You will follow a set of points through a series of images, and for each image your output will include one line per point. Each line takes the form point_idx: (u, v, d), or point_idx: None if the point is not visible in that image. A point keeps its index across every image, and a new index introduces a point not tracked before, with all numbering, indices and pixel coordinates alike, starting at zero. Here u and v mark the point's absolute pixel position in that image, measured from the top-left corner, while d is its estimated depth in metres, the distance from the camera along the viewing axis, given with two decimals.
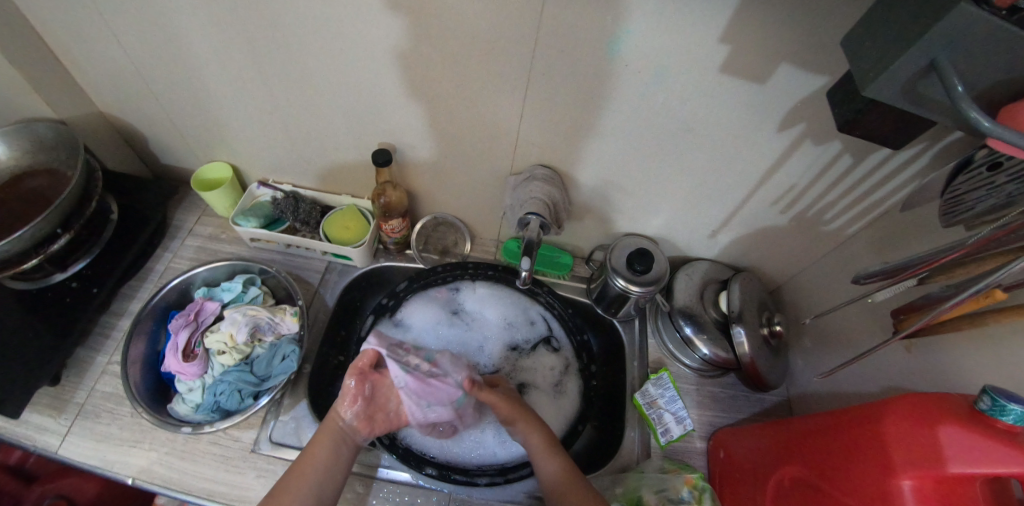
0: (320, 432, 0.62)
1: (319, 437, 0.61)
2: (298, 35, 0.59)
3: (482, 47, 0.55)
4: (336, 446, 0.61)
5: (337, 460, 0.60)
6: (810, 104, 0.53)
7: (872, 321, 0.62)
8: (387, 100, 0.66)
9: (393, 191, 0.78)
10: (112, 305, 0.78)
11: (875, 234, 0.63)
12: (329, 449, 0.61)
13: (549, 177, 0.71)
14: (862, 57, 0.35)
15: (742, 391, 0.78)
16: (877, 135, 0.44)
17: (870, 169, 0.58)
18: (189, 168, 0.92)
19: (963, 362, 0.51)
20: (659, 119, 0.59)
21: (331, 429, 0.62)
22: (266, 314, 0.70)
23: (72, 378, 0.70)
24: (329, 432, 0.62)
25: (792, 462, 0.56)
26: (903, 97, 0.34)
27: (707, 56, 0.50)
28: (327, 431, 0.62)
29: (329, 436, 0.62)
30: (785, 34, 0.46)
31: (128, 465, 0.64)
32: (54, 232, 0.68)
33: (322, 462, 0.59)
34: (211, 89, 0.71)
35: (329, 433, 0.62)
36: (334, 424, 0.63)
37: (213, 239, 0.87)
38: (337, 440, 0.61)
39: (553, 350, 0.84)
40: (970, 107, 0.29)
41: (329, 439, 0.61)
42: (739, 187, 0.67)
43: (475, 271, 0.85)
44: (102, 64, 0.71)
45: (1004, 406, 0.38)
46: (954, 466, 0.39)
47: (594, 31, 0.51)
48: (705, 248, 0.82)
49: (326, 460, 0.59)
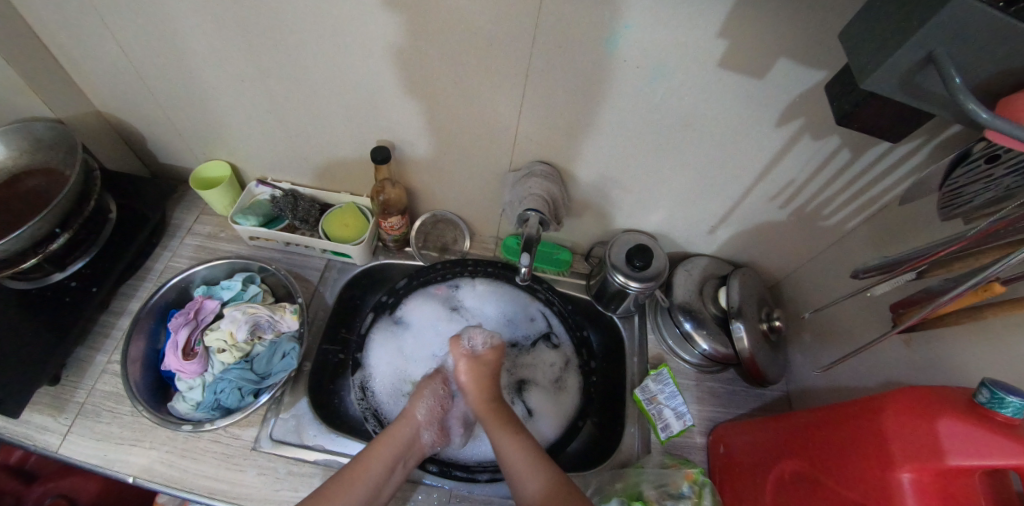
0: (385, 438, 0.60)
1: (381, 445, 0.60)
2: (296, 32, 0.59)
3: (481, 43, 0.55)
4: (394, 459, 0.59)
5: (391, 474, 0.58)
6: (809, 99, 0.53)
7: (872, 315, 0.62)
8: (385, 97, 0.66)
9: (392, 189, 0.78)
10: (111, 304, 0.78)
11: (873, 229, 0.64)
12: (389, 461, 0.58)
13: (548, 173, 0.71)
14: (860, 50, 0.35)
15: (742, 386, 0.78)
16: (876, 128, 0.44)
17: (868, 164, 0.58)
18: (187, 167, 0.92)
19: (961, 356, 0.51)
20: (657, 114, 0.59)
21: (399, 437, 0.61)
22: (266, 312, 0.70)
23: (72, 378, 0.70)
24: (393, 441, 0.60)
25: (792, 456, 0.56)
26: (900, 89, 0.34)
27: (705, 50, 0.50)
28: (392, 440, 0.60)
29: (392, 446, 0.60)
30: (783, 28, 0.46)
31: (129, 464, 0.64)
32: (53, 231, 0.68)
33: (380, 471, 0.57)
34: (209, 87, 0.71)
35: (395, 441, 0.60)
36: (407, 431, 0.62)
37: (213, 238, 0.87)
38: (399, 452, 0.60)
39: (552, 346, 0.84)
40: (968, 98, 0.29)
41: (391, 448, 0.59)
42: (738, 182, 0.67)
43: (474, 268, 0.85)
44: (98, 62, 0.70)
45: (1002, 399, 0.38)
46: (954, 458, 0.39)
47: (592, 25, 0.50)
48: (704, 243, 0.82)
49: (383, 473, 0.57)
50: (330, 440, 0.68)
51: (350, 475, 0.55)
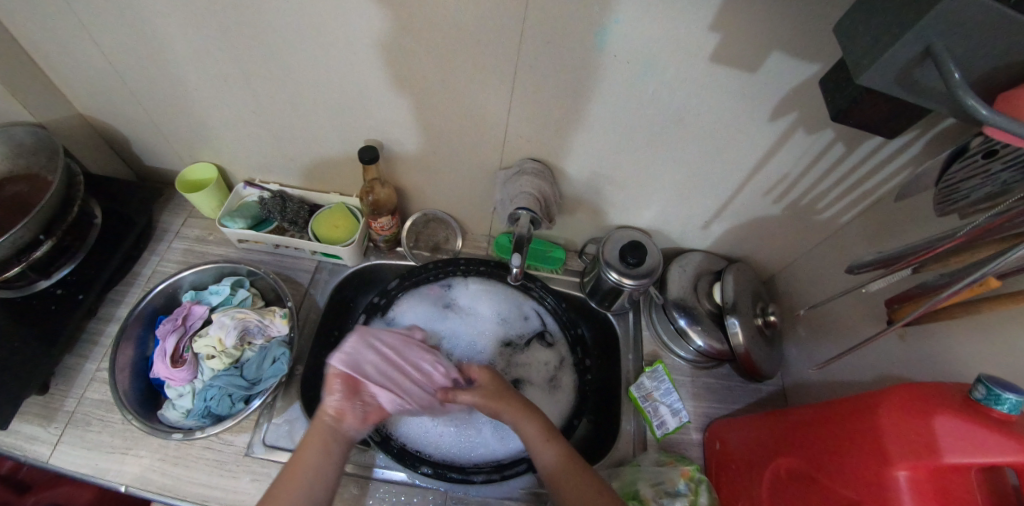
0: (311, 431, 0.56)
1: (309, 438, 0.55)
2: (279, 32, 0.57)
3: (467, 39, 0.54)
4: (325, 446, 0.55)
5: (328, 460, 0.54)
6: (803, 93, 0.52)
7: (867, 310, 0.62)
8: (372, 96, 0.64)
9: (381, 189, 0.76)
10: (99, 311, 0.77)
11: (868, 223, 0.63)
12: (320, 447, 0.55)
13: (539, 170, 0.70)
14: (855, 44, 0.34)
15: (737, 381, 0.78)
16: (872, 123, 0.43)
17: (863, 157, 0.57)
18: (174, 170, 0.90)
19: (955, 350, 0.50)
20: (649, 110, 0.58)
21: (322, 431, 0.56)
22: (255, 317, 0.69)
23: (61, 387, 0.69)
24: (319, 431, 0.56)
25: (789, 453, 0.55)
26: (897, 85, 0.33)
27: (697, 44, 0.49)
28: (318, 430, 0.56)
29: (319, 435, 0.55)
30: (776, 20, 0.45)
31: (121, 472, 0.63)
32: (37, 238, 0.67)
33: (313, 458, 0.54)
34: (192, 89, 0.69)
35: (319, 433, 0.56)
36: (326, 421, 0.57)
37: (201, 241, 0.86)
38: (327, 437, 0.56)
39: (547, 345, 0.84)
40: (967, 94, 0.28)
41: (318, 440, 0.55)
42: (732, 177, 0.66)
43: (467, 268, 0.83)
44: (75, 63, 0.68)
45: (998, 395, 0.38)
46: (950, 456, 0.39)
47: (582, 19, 0.49)
48: (698, 239, 0.81)
49: (318, 458, 0.54)
50: None
51: (284, 479, 0.52)
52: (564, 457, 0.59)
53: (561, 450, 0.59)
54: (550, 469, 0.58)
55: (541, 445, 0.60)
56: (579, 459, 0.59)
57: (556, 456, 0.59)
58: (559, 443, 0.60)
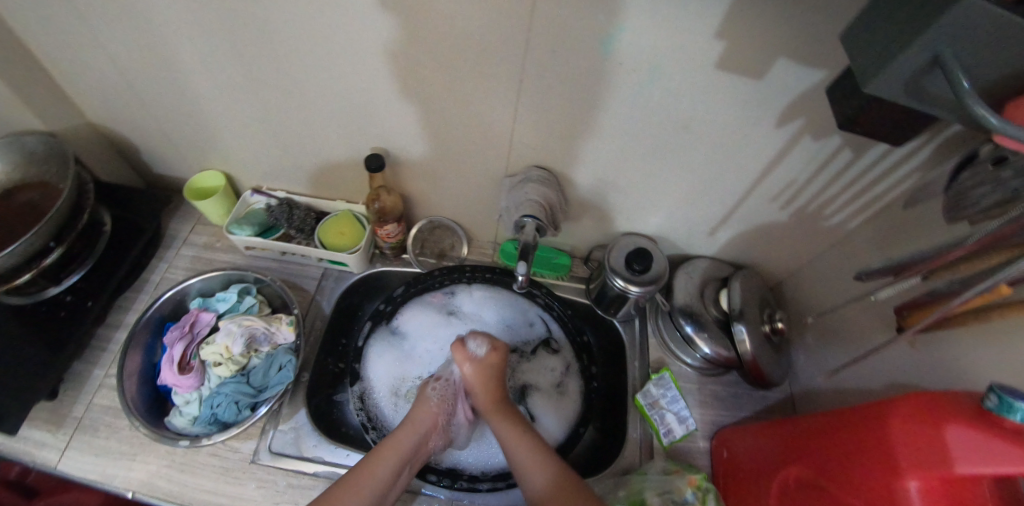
0: (391, 444, 0.60)
1: (386, 451, 0.60)
2: (288, 43, 0.58)
3: (472, 48, 0.54)
4: (399, 466, 0.59)
5: (394, 482, 0.58)
6: (809, 99, 0.52)
7: (875, 317, 0.61)
8: (378, 105, 0.65)
9: (387, 196, 0.77)
10: (108, 317, 0.77)
11: (875, 229, 0.63)
12: (403, 456, 0.60)
13: (544, 179, 0.70)
14: (863, 52, 0.34)
15: (745, 388, 0.77)
16: (878, 131, 0.43)
17: (870, 163, 0.57)
18: (182, 178, 0.91)
19: (966, 357, 0.50)
20: (654, 118, 0.58)
21: (403, 446, 0.61)
22: (262, 324, 0.70)
23: (69, 392, 0.70)
24: (410, 435, 0.62)
25: (799, 462, 0.55)
26: (904, 93, 0.33)
27: (702, 52, 0.49)
28: (397, 446, 0.60)
29: (398, 452, 0.60)
30: (780, 27, 0.45)
31: (128, 478, 0.63)
32: (46, 246, 0.68)
33: (394, 462, 0.59)
34: (201, 98, 0.70)
35: (411, 432, 0.62)
36: (409, 440, 0.61)
37: (208, 248, 0.87)
38: (409, 455, 0.61)
39: (553, 351, 0.83)
40: (976, 103, 0.27)
41: (396, 456, 0.59)
42: (738, 183, 0.66)
43: (472, 274, 0.84)
44: (89, 74, 0.69)
45: (1011, 405, 0.37)
46: (961, 466, 0.38)
47: (587, 28, 0.49)
48: (704, 245, 0.81)
49: (392, 472, 0.58)
50: (330, 452, 0.67)
51: (352, 483, 0.55)
52: (557, 484, 0.56)
53: (552, 474, 0.57)
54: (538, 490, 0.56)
55: (536, 466, 0.58)
56: (572, 479, 0.57)
57: (548, 480, 0.57)
58: (551, 469, 0.58)
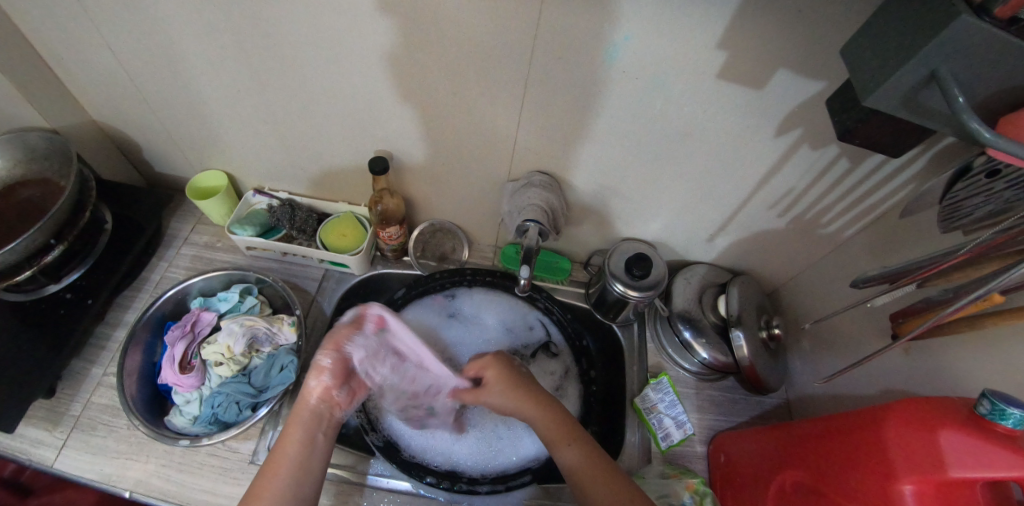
0: (291, 423, 0.60)
1: (290, 429, 0.59)
2: (294, 45, 0.59)
3: (477, 52, 0.55)
4: (308, 430, 0.60)
5: (311, 448, 0.58)
6: (808, 110, 0.53)
7: (871, 324, 0.62)
8: (383, 108, 0.65)
9: (390, 198, 0.77)
10: (107, 316, 0.77)
11: (871, 238, 0.64)
12: (303, 434, 0.59)
13: (547, 183, 0.71)
14: (862, 66, 0.35)
15: (742, 393, 0.78)
16: (876, 142, 0.44)
17: (867, 173, 0.58)
18: (184, 177, 0.91)
19: (958, 364, 0.51)
20: (656, 125, 0.59)
21: (305, 418, 0.60)
22: (264, 324, 0.70)
23: (67, 391, 0.69)
24: (300, 418, 0.60)
25: (795, 467, 0.56)
26: (902, 106, 0.34)
27: (705, 62, 0.50)
28: (296, 423, 0.60)
29: (300, 426, 0.59)
30: (780, 40, 0.46)
31: (125, 478, 0.63)
32: (47, 243, 0.68)
33: (296, 453, 0.58)
34: (206, 98, 0.70)
35: (302, 422, 0.60)
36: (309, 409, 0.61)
37: (209, 247, 0.87)
38: (311, 428, 0.60)
39: (552, 356, 0.83)
40: (971, 118, 0.29)
41: (300, 425, 0.59)
42: (736, 191, 0.67)
43: (472, 278, 0.85)
44: (94, 73, 0.70)
45: (1003, 410, 0.38)
46: (955, 470, 0.39)
47: (591, 36, 0.50)
48: (703, 251, 0.82)
49: (301, 452, 0.58)
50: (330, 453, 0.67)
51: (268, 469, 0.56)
52: (588, 460, 0.60)
53: (580, 451, 0.61)
54: (571, 467, 0.60)
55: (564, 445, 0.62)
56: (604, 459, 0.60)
57: (578, 455, 0.60)
58: (578, 445, 0.61)
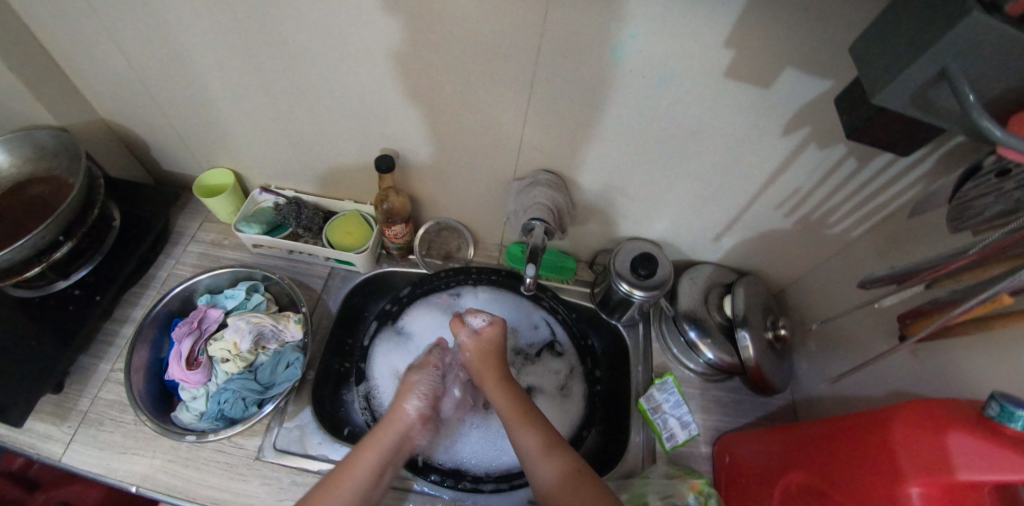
0: (376, 435, 0.59)
1: (371, 442, 0.58)
2: (301, 43, 0.59)
3: (484, 51, 0.55)
4: (385, 456, 0.58)
5: (382, 472, 0.57)
6: (816, 109, 0.53)
7: (878, 325, 0.62)
8: (389, 106, 0.65)
9: (395, 197, 0.77)
10: (114, 312, 0.78)
11: (879, 238, 0.63)
12: (382, 455, 0.58)
13: (552, 182, 0.71)
14: (871, 64, 0.35)
15: (747, 394, 0.78)
16: (885, 141, 0.44)
17: (875, 172, 0.58)
18: (191, 175, 0.92)
19: (967, 365, 0.51)
20: (662, 124, 0.59)
21: (390, 437, 0.59)
22: (270, 321, 0.70)
23: (75, 386, 0.70)
24: (386, 435, 0.59)
25: (801, 468, 0.55)
26: (912, 104, 0.34)
27: (712, 61, 0.50)
28: (381, 437, 0.59)
29: (381, 444, 0.58)
30: (789, 38, 0.46)
31: (131, 472, 0.64)
32: (56, 240, 0.68)
33: (371, 470, 0.56)
34: (214, 96, 0.71)
35: (389, 437, 0.59)
36: (398, 427, 0.60)
37: (216, 245, 0.87)
38: (391, 451, 0.58)
39: (557, 354, 0.85)
40: (981, 115, 0.28)
41: (383, 443, 0.58)
42: (743, 191, 0.67)
43: (478, 276, 0.84)
44: (103, 71, 0.70)
45: (1013, 412, 0.37)
46: (964, 472, 0.39)
47: (597, 35, 0.50)
48: (708, 251, 0.82)
49: (374, 473, 0.56)
50: (334, 450, 0.68)
51: (344, 471, 0.55)
52: (566, 476, 0.55)
53: (563, 462, 0.57)
54: (546, 485, 0.56)
55: (542, 461, 0.57)
56: (581, 473, 0.56)
57: (556, 472, 0.56)
58: (562, 455, 0.58)
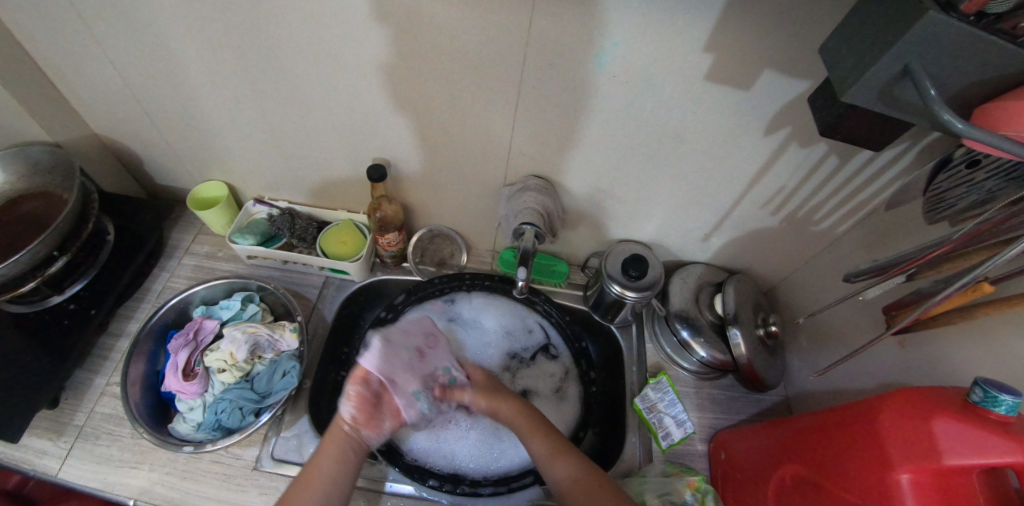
0: (328, 440, 0.60)
1: (325, 446, 0.59)
2: (292, 56, 0.60)
3: (471, 60, 0.56)
4: (342, 455, 0.59)
5: (344, 469, 0.58)
6: (794, 109, 0.54)
7: (866, 318, 0.63)
8: (380, 116, 0.67)
9: (388, 205, 0.78)
10: (110, 326, 0.78)
11: (864, 233, 0.65)
12: (337, 457, 0.59)
13: (542, 187, 0.72)
14: (840, 64, 0.37)
15: (741, 392, 0.79)
16: (860, 137, 0.45)
17: (856, 169, 0.59)
18: (185, 188, 0.93)
19: (951, 355, 0.52)
20: (648, 127, 0.61)
21: (341, 440, 0.60)
22: (266, 331, 0.71)
23: (71, 401, 0.70)
24: (335, 442, 0.60)
25: (795, 460, 0.56)
26: (880, 101, 0.35)
27: (692, 64, 0.52)
28: (334, 440, 0.60)
29: (335, 446, 0.59)
30: (765, 41, 0.48)
31: (128, 486, 0.63)
32: (51, 255, 0.69)
33: (330, 469, 0.57)
34: (207, 110, 0.72)
35: (336, 441, 0.60)
36: (341, 433, 0.61)
37: (210, 257, 0.88)
38: (344, 450, 0.59)
39: (552, 357, 0.85)
40: (942, 109, 0.30)
41: (334, 446, 0.59)
42: (729, 191, 0.68)
43: (471, 282, 0.86)
44: (97, 87, 0.71)
45: (996, 397, 0.39)
46: (950, 457, 0.40)
47: (581, 41, 0.52)
48: (699, 251, 0.83)
49: (334, 472, 0.57)
50: None
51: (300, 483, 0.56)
52: (586, 471, 0.60)
53: (576, 462, 0.61)
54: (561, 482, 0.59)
55: (557, 460, 0.61)
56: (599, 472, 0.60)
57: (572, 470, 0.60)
58: (572, 456, 0.62)
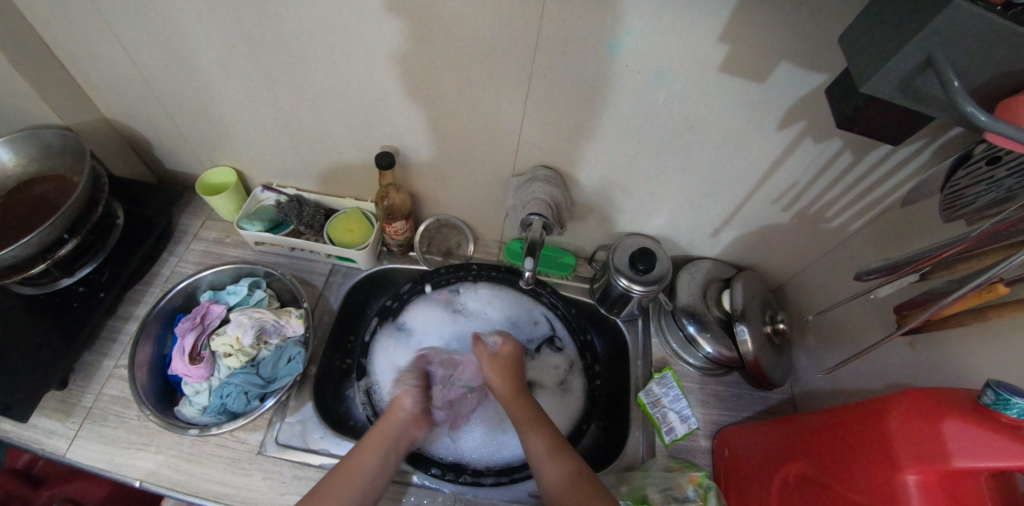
0: (375, 434, 0.63)
1: (372, 440, 0.62)
2: (303, 42, 0.60)
3: (482, 48, 0.56)
4: (385, 453, 0.61)
5: (384, 466, 0.60)
6: (811, 102, 0.53)
7: (876, 317, 0.62)
8: (390, 104, 0.66)
9: (395, 194, 0.79)
10: (118, 309, 0.79)
11: (876, 231, 0.64)
12: (381, 455, 0.61)
13: (550, 177, 0.71)
14: (860, 54, 0.36)
15: (746, 389, 0.78)
16: (876, 131, 0.44)
17: (871, 165, 0.58)
18: (194, 174, 0.93)
19: (963, 355, 0.51)
20: (660, 119, 0.60)
21: (388, 434, 0.63)
22: (271, 316, 0.71)
23: (79, 382, 0.71)
24: (379, 441, 0.62)
25: (799, 459, 0.55)
26: (900, 93, 0.34)
27: (707, 55, 0.51)
28: (382, 435, 0.63)
29: (382, 441, 0.62)
30: (783, 31, 0.47)
31: (135, 468, 0.64)
32: (61, 237, 0.69)
33: (374, 465, 0.59)
34: (217, 95, 0.72)
35: (384, 436, 0.63)
36: (393, 426, 0.64)
37: (218, 243, 0.88)
38: (392, 446, 0.62)
39: (557, 350, 0.85)
40: (965, 101, 0.29)
41: (381, 441, 0.62)
42: (740, 185, 0.68)
43: (478, 272, 0.85)
44: (107, 71, 0.71)
45: (1007, 400, 0.37)
46: (959, 460, 0.39)
47: (595, 31, 0.51)
48: (707, 246, 0.82)
49: (375, 467, 0.59)
50: (335, 444, 0.69)
51: (334, 479, 0.57)
52: (573, 476, 0.58)
53: (567, 462, 0.60)
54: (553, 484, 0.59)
55: (550, 461, 0.61)
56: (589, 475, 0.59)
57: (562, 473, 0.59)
58: (565, 456, 0.61)
